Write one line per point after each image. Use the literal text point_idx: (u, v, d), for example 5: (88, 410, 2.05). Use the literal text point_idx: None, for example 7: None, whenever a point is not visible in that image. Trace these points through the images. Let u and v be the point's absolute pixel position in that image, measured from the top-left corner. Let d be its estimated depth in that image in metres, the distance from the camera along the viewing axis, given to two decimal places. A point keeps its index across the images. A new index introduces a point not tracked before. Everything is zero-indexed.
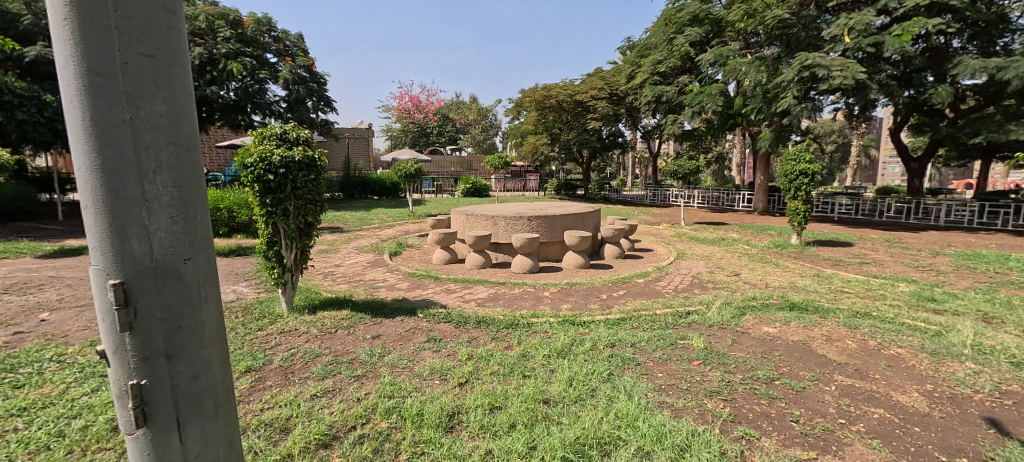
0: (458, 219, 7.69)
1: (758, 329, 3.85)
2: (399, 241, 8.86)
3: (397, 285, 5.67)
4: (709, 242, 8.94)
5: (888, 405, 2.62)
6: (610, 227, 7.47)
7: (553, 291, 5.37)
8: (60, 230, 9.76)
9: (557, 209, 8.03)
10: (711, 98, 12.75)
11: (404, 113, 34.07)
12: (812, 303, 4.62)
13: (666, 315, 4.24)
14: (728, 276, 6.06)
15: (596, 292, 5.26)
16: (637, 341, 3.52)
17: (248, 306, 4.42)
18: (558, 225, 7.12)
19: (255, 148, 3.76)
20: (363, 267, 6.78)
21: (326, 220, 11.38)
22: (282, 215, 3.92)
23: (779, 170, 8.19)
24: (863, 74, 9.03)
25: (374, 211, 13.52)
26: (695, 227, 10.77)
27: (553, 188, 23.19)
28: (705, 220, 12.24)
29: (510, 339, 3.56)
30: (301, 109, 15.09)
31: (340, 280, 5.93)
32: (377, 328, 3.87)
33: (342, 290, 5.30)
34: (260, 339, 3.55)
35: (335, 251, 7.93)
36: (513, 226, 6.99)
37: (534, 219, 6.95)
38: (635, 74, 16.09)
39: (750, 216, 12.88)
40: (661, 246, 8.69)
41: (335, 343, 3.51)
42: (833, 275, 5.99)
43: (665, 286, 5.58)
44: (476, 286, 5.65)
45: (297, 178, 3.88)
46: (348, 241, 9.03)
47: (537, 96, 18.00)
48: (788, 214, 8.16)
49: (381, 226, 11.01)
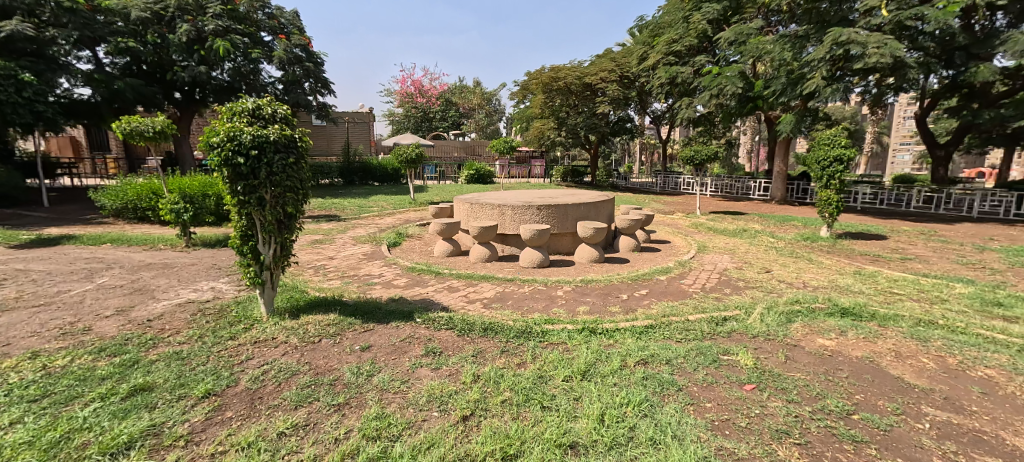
0: (461, 207, 7.14)
1: (811, 342, 3.30)
2: (399, 230, 8.33)
3: (394, 282, 5.14)
4: (730, 233, 8.35)
5: (1005, 453, 2.07)
6: (625, 217, 6.89)
7: (567, 289, 4.82)
8: (45, 216, 9.29)
9: (567, 197, 7.45)
10: (730, 79, 12.07)
11: (406, 98, 33.28)
12: (864, 307, 4.06)
13: (699, 322, 3.69)
14: (759, 273, 5.49)
15: (616, 292, 4.70)
16: (672, 356, 2.97)
17: (224, 308, 3.90)
18: (569, 214, 6.56)
19: (222, 126, 3.20)
20: (359, 260, 6.25)
21: (323, 208, 10.86)
22: (256, 205, 3.36)
23: (810, 156, 7.54)
24: (902, 52, 8.33)
25: (373, 198, 12.97)
26: (712, 217, 10.17)
27: (559, 175, 22.51)
28: (722, 209, 11.60)
29: (522, 354, 3.01)
30: (296, 91, 14.47)
31: (332, 275, 5.40)
32: (367, 337, 3.33)
33: (333, 288, 4.77)
34: (229, 352, 3.02)
35: (329, 242, 7.40)
36: (521, 216, 6.43)
37: (544, 208, 6.39)
38: (647, 55, 15.32)
39: (771, 206, 12.21)
40: (679, 238, 8.11)
41: (316, 357, 2.98)
42: (876, 273, 5.40)
43: (690, 284, 5.02)
44: (482, 283, 5.11)
45: (272, 161, 3.30)
46: (344, 230, 8.50)
47: (544, 78, 17.29)
48: (817, 203, 7.54)
49: (381, 214, 10.46)
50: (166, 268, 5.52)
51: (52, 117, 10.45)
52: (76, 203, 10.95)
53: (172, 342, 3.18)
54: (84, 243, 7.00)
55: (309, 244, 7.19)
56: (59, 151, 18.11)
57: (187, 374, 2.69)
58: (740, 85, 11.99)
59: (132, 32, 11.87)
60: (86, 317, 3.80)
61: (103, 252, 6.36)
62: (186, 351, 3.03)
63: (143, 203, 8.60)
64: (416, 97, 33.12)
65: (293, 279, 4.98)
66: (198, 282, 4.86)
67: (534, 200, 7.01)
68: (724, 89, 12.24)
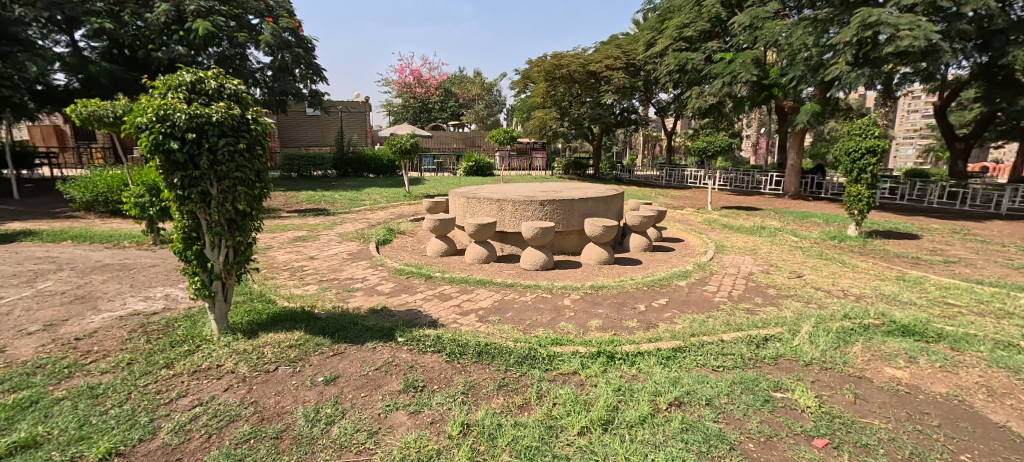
0: (457, 202, 6.53)
1: (879, 373, 2.70)
2: (390, 226, 7.70)
3: (377, 287, 4.52)
4: (748, 231, 7.74)
5: None
6: (636, 213, 6.28)
7: (576, 298, 4.21)
8: (12, 209, 8.67)
9: (573, 191, 6.81)
10: (744, 67, 11.53)
11: (404, 87, 32.44)
12: (925, 323, 3.47)
13: (737, 343, 3.08)
14: (790, 279, 4.89)
15: (631, 302, 4.09)
16: (715, 395, 2.37)
17: (172, 323, 3.28)
18: (576, 210, 5.94)
19: (152, 103, 2.57)
20: (343, 260, 5.62)
21: (312, 201, 10.23)
22: (198, 202, 2.73)
23: (839, 147, 6.90)
24: (937, 34, 7.68)
25: (366, 191, 12.33)
26: (725, 213, 9.56)
27: (561, 167, 21.83)
28: (735, 205, 10.97)
29: (525, 391, 2.41)
30: (285, 79, 13.76)
31: (309, 279, 4.78)
32: (336, 363, 2.73)
33: (306, 295, 4.15)
34: (160, 387, 2.42)
35: (313, 239, 6.77)
36: (523, 212, 5.81)
37: (548, 203, 5.78)
38: (656, 40, 14.62)
39: (786, 202, 11.57)
40: (693, 236, 7.50)
41: (267, 394, 2.38)
42: (922, 279, 4.80)
43: (715, 292, 4.41)
44: (478, 288, 4.49)
45: (216, 147, 2.66)
46: (331, 225, 7.88)
47: (546, 66, 16.55)
48: (845, 200, 6.92)
49: (372, 208, 9.83)
50: (122, 270, 4.89)
51: (21, 102, 9.76)
52: (47, 195, 10.29)
53: (92, 372, 2.58)
54: (42, 240, 6.37)
55: (289, 241, 6.55)
56: (44, 140, 17.44)
57: (93, 422, 2.09)
58: (755, 73, 11.41)
59: (108, 13, 11.14)
60: (4, 333, 3.19)
61: (59, 250, 5.73)
62: (105, 385, 2.43)
63: (114, 196, 8.00)
64: (415, 87, 32.29)
65: (263, 285, 4.36)
66: (153, 287, 4.24)
67: (537, 194, 6.40)
68: (738, 77, 11.62)
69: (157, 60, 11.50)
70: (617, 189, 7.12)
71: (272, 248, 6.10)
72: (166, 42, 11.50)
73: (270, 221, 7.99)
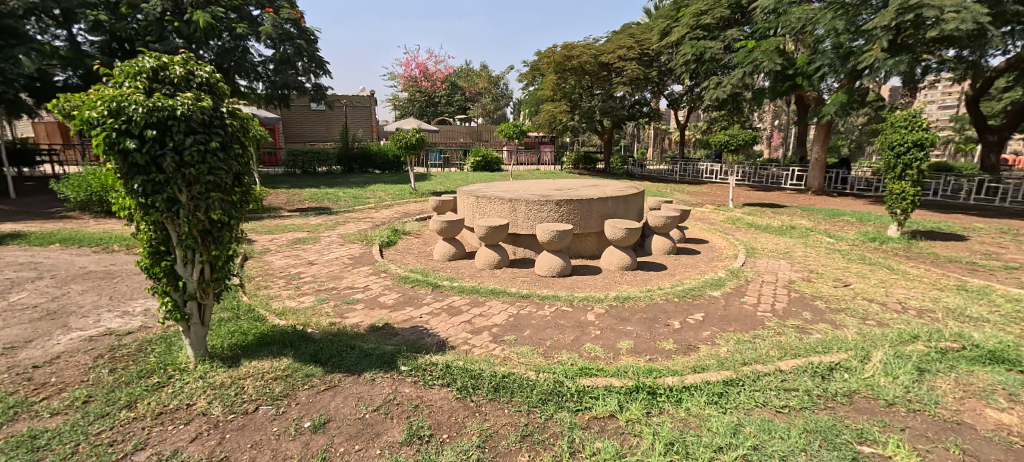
0: (465, 201, 6.09)
1: (981, 417, 2.23)
2: (394, 226, 7.29)
3: (378, 298, 4.08)
4: (777, 231, 7.23)
5: None
6: (659, 213, 5.81)
7: (600, 312, 3.76)
8: (5, 209, 8.37)
9: (590, 189, 6.34)
10: (767, 55, 10.98)
11: (410, 81, 31.96)
12: (1012, 346, 2.98)
13: (798, 373, 2.63)
14: (837, 288, 4.41)
15: (663, 318, 3.63)
16: (789, 451, 1.92)
17: (144, 347, 2.87)
18: (594, 211, 5.48)
19: (105, 93, 2.15)
20: (343, 266, 5.19)
21: (314, 199, 9.86)
22: (164, 211, 2.32)
23: (880, 141, 6.38)
24: (987, 16, 7.19)
25: (371, 187, 11.95)
26: (748, 211, 9.05)
27: (570, 162, 21.28)
28: (757, 202, 10.41)
29: (555, 446, 1.97)
30: (286, 71, 13.35)
31: (305, 289, 4.35)
32: (327, 400, 2.32)
33: (300, 309, 3.73)
34: (114, 436, 2.01)
35: (313, 241, 6.35)
36: (537, 213, 5.36)
37: (565, 203, 5.32)
38: (672, 29, 14.09)
39: (811, 198, 11.01)
40: (718, 237, 7.01)
41: (241, 446, 1.96)
42: (988, 289, 4.30)
43: (756, 305, 3.93)
44: (490, 300, 4.04)
45: (183, 146, 2.24)
46: (333, 226, 7.48)
47: (556, 56, 16.00)
48: (886, 198, 6.40)
49: (376, 207, 9.40)
50: (105, 279, 4.51)
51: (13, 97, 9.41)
52: (44, 194, 9.98)
53: (41, 413, 2.18)
54: (29, 243, 6.03)
55: (287, 244, 6.13)
56: (47, 137, 17.21)
57: None
58: (778, 61, 10.88)
59: (103, 4, 10.76)
60: None
61: (45, 255, 5.39)
62: (50, 432, 2.03)
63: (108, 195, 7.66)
64: (421, 81, 31.82)
65: (253, 297, 3.94)
66: (134, 299, 3.86)
67: (551, 193, 5.95)
68: (761, 66, 11.09)
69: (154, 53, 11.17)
70: (636, 187, 6.64)
71: (268, 252, 5.68)
72: (163, 34, 11.17)
73: (268, 222, 7.58)
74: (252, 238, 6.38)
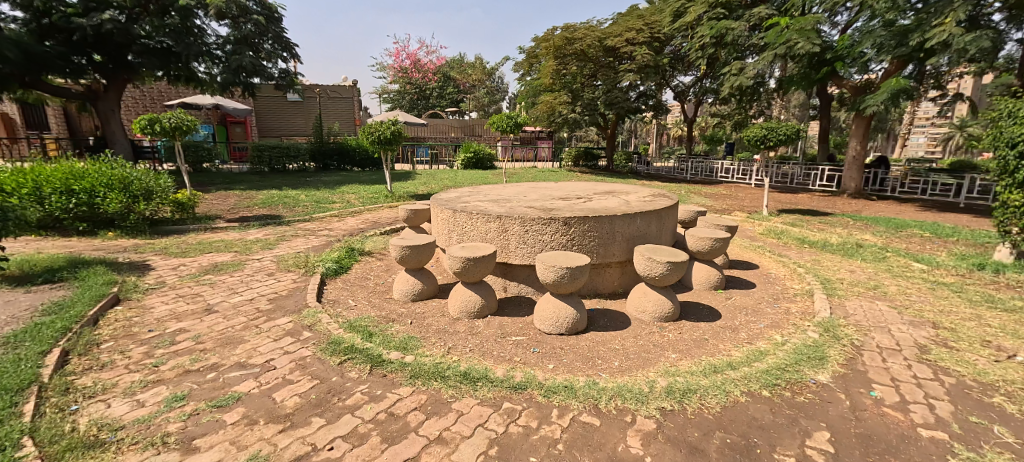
0: (438, 216, 4.49)
1: None
2: (352, 243, 5.66)
3: (273, 394, 2.43)
4: (842, 252, 5.69)
5: None
6: (703, 235, 4.22)
7: (650, 431, 2.17)
8: None
9: (607, 198, 4.74)
10: (805, 34, 9.45)
11: (400, 72, 30.09)
12: None
13: None
14: (1006, 365, 2.85)
15: (766, 450, 2.04)
16: None
17: None
18: (617, 232, 3.89)
19: None
20: (253, 315, 3.52)
21: (268, 205, 8.23)
22: None
23: (992, 136, 4.84)
24: None
25: (342, 189, 10.32)
26: (789, 221, 7.52)
27: (569, 158, 19.67)
28: (793, 208, 8.92)
29: None
30: (243, 52, 11.73)
31: (164, 371, 2.69)
32: None
33: (115, 434, 2.08)
34: None
35: (235, 269, 4.66)
36: (537, 236, 3.77)
37: (577, 223, 3.73)
38: (687, 9, 12.53)
39: (852, 204, 9.52)
40: (768, 259, 5.47)
41: None
42: None
43: (907, 413, 2.35)
44: (460, 398, 2.41)
45: None
46: (275, 241, 5.85)
47: (556, 40, 14.42)
48: (996, 213, 4.88)
49: (340, 215, 7.74)
50: None
51: None
52: None
53: None
54: None
55: (195, 274, 4.46)
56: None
57: None
58: (816, 42, 9.39)
59: None
60: None
61: None
62: None
63: None
64: (412, 72, 30.06)
65: (43, 408, 2.25)
66: None
67: (555, 205, 4.37)
68: (796, 48, 9.58)
69: (79, 28, 9.81)
70: (665, 195, 5.06)
71: (157, 290, 4.01)
72: (91, 6, 9.94)
73: (191, 237, 5.90)
74: (152, 264, 4.73)
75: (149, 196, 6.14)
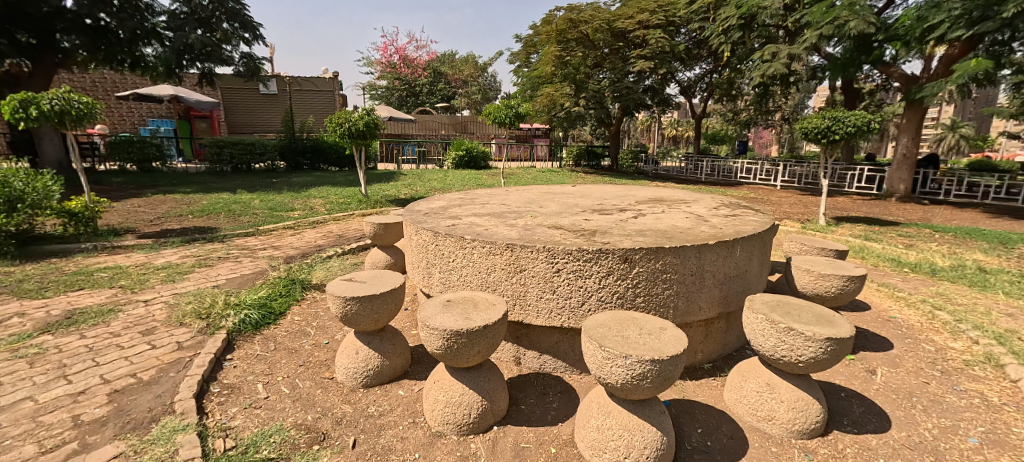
0: (413, 238, 2.91)
1: None
2: (295, 272, 4.03)
3: None
4: (970, 280, 4.19)
5: None
6: (826, 272, 2.69)
7: None
8: None
9: (666, 211, 3.19)
10: (857, 10, 8.03)
11: (388, 67, 28.46)
12: None
13: None
14: None
15: None
16: None
17: None
18: (706, 272, 2.33)
19: None
20: (56, 440, 1.88)
21: (207, 213, 6.56)
22: None
23: None
24: None
25: (310, 192, 8.69)
26: (861, 234, 6.03)
27: (570, 157, 18.19)
28: (850, 216, 7.45)
29: None
30: (191, 30, 10.12)
31: None
32: None
33: None
34: None
35: (97, 322, 2.99)
36: (576, 279, 2.20)
37: (646, 258, 2.17)
38: None
39: (911, 210, 8.08)
40: (877, 292, 3.94)
41: None
42: None
43: None
44: None
45: None
46: (191, 267, 4.21)
47: (558, 23, 12.81)
48: None
49: (296, 227, 6.07)
50: None
51: None
52: None
53: None
54: None
55: (23, 334, 2.79)
56: None
57: None
58: (871, 19, 7.98)
59: None
60: None
61: None
62: None
63: None
64: (401, 67, 28.39)
65: None
66: None
67: (594, 224, 2.80)
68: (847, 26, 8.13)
69: None
70: (743, 205, 3.53)
71: None
72: None
73: (71, 264, 4.21)
74: None
75: (9, 205, 4.38)
